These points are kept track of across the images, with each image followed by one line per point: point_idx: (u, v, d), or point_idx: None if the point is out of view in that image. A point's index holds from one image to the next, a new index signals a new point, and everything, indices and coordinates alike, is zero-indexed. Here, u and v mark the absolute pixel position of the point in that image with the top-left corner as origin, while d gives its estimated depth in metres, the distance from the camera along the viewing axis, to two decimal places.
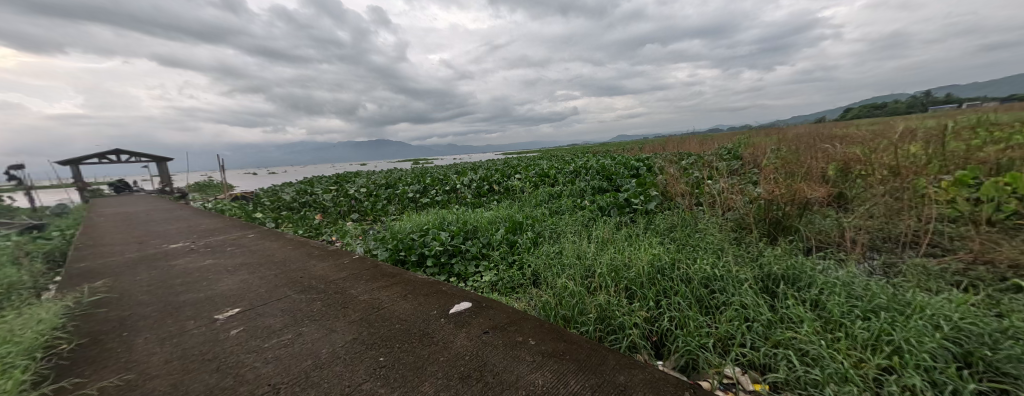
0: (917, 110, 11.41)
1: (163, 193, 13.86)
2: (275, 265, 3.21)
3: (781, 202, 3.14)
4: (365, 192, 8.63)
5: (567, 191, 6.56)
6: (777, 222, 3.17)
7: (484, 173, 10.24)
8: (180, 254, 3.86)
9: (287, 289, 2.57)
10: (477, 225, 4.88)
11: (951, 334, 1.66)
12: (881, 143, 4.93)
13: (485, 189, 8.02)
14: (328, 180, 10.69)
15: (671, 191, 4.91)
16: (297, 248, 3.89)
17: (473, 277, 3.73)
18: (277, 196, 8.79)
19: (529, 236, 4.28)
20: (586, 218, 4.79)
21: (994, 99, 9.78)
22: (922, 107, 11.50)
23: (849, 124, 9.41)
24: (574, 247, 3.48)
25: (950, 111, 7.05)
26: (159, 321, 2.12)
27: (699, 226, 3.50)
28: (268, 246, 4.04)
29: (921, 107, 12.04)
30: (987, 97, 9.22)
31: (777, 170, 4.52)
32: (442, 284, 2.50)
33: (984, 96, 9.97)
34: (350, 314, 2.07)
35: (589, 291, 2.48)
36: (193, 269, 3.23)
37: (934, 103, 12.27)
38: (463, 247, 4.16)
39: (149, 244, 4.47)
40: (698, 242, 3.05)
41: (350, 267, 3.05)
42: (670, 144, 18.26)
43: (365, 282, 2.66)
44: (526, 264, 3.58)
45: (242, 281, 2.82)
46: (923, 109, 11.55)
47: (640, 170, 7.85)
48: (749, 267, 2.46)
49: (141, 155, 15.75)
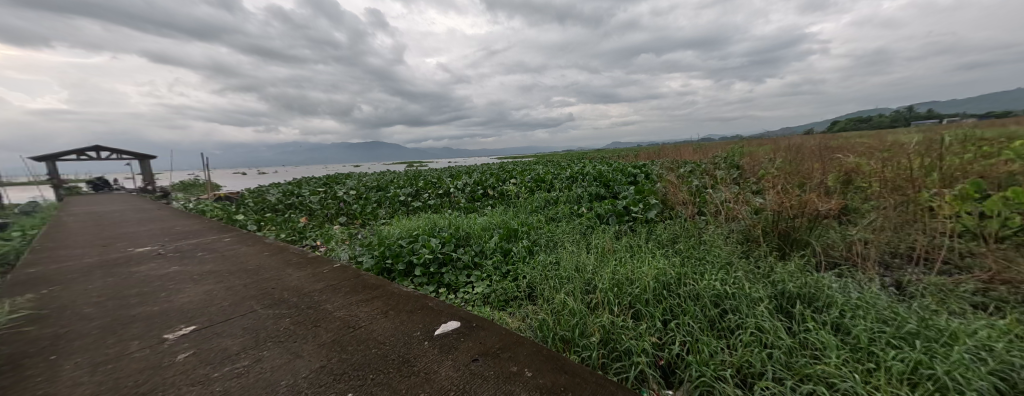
0: (901, 124, 11.60)
1: (144, 192, 13.40)
2: (246, 274, 2.95)
3: (791, 213, 2.95)
4: (355, 194, 8.34)
5: (563, 198, 6.36)
6: (786, 235, 3.00)
7: (478, 177, 10.02)
8: (145, 260, 3.57)
9: (254, 303, 2.30)
10: (469, 232, 4.65)
11: (1001, 368, 1.45)
12: (884, 155, 4.82)
13: (479, 194, 7.80)
14: (318, 181, 10.38)
15: (671, 200, 4.75)
16: (274, 254, 3.62)
17: (464, 288, 3.49)
18: (263, 197, 8.45)
19: (525, 244, 4.07)
20: (584, 226, 4.60)
21: (982, 114, 9.90)
22: (913, 120, 11.60)
23: (843, 135, 9.44)
24: (572, 257, 3.27)
25: (945, 124, 7.04)
26: (98, 341, 1.86)
27: (704, 237, 3.31)
28: (242, 252, 3.75)
29: (904, 121, 12.28)
30: (967, 114, 9.40)
31: (780, 180, 4.38)
32: (428, 298, 2.26)
33: (964, 112, 10.18)
34: (321, 335, 1.82)
35: (590, 309, 2.26)
36: (154, 277, 2.95)
37: (916, 118, 12.51)
38: (454, 256, 3.92)
39: (114, 247, 4.17)
40: (704, 254, 2.85)
41: (329, 278, 2.79)
42: (663, 152, 18.32)
43: (343, 296, 2.41)
44: (521, 275, 3.35)
45: (206, 292, 2.56)
46: (906, 123, 11.76)
47: (638, 177, 7.72)
48: (763, 284, 2.26)
49: (123, 153, 15.27)
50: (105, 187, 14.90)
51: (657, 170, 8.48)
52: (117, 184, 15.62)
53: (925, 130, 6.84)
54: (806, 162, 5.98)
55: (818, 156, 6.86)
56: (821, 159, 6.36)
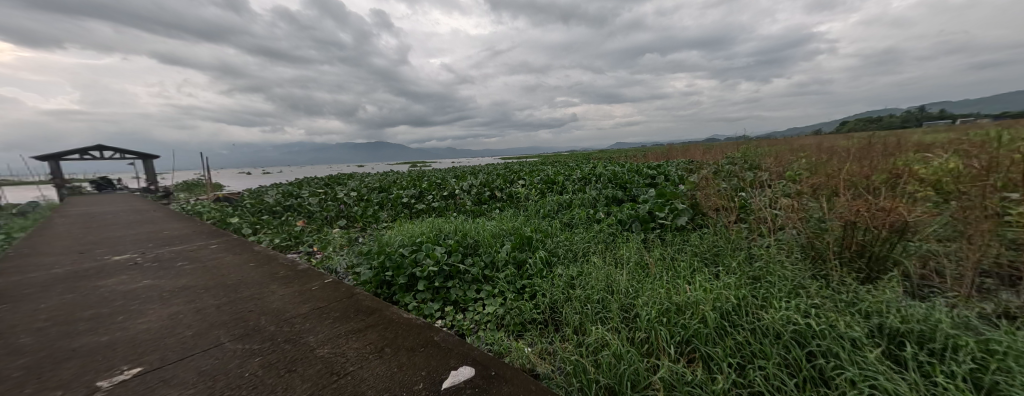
0: (915, 124, 11.17)
1: (145, 192, 13.21)
2: (224, 291, 2.54)
3: (870, 224, 2.59)
4: (356, 195, 7.94)
5: (578, 201, 5.91)
6: (860, 250, 2.69)
7: (486, 178, 9.60)
8: (118, 270, 3.19)
9: (223, 332, 1.90)
10: (478, 239, 4.23)
11: None
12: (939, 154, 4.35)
13: (486, 196, 7.37)
14: (319, 181, 10.03)
15: (703, 206, 4.32)
16: (261, 265, 3.20)
17: (473, 306, 3.10)
18: (261, 198, 8.12)
19: (541, 255, 3.63)
20: (607, 234, 4.18)
21: (1003, 112, 9.52)
22: (929, 114, 11.14)
23: (863, 133, 8.99)
24: (604, 275, 2.93)
25: (975, 122, 6.67)
26: (15, 389, 1.44)
27: (759, 255, 2.96)
28: (227, 262, 3.34)
29: (918, 120, 11.81)
30: (992, 113, 8.92)
31: (829, 186, 3.93)
32: (434, 331, 1.90)
33: (983, 112, 9.74)
34: (296, 387, 1.40)
35: (644, 352, 1.98)
36: (117, 294, 2.54)
37: (930, 116, 12.04)
38: (462, 268, 3.51)
39: (91, 254, 3.81)
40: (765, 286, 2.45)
41: (319, 297, 2.39)
42: (670, 153, 17.88)
43: (331, 323, 2.00)
44: (539, 294, 3.01)
45: (173, 315, 2.15)
46: (920, 122, 11.32)
47: (655, 179, 7.24)
48: (854, 318, 2.02)
49: (126, 152, 15.10)
50: (109, 187, 14.77)
51: (674, 172, 7.98)
52: (120, 185, 15.40)
53: (957, 126, 6.45)
54: (842, 166, 5.52)
55: (850, 155, 6.35)
56: (856, 161, 5.88)
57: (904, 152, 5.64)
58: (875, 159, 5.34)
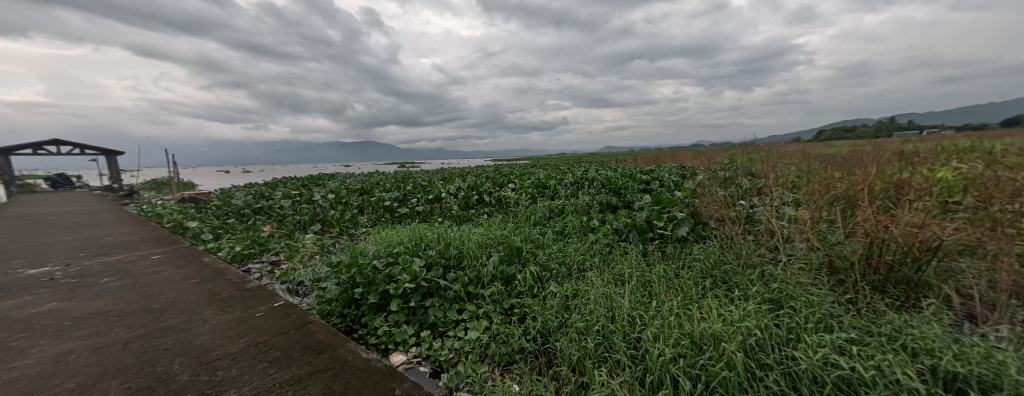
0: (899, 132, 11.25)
1: (105, 190, 12.26)
2: (145, 319, 2.07)
3: (902, 243, 2.30)
4: (334, 197, 7.42)
5: (571, 207, 5.56)
6: (887, 270, 2.40)
7: (474, 180, 9.18)
8: (24, 287, 2.64)
9: (115, 384, 1.45)
10: (463, 249, 3.83)
11: None
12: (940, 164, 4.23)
13: (473, 200, 6.97)
14: (296, 182, 9.45)
15: (705, 215, 4.03)
16: (203, 282, 2.71)
17: (454, 330, 2.71)
18: (229, 199, 7.50)
19: (532, 270, 3.26)
20: (603, 246, 3.83)
21: (971, 123, 9.88)
22: (903, 122, 11.43)
23: (845, 140, 9.08)
24: (604, 298, 2.58)
25: (951, 131, 6.78)
26: None
27: (774, 274, 2.66)
28: (164, 278, 2.83)
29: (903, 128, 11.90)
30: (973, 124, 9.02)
31: (836, 197, 3.68)
32: (397, 382, 1.51)
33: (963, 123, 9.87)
34: None
35: None
36: (4, 324, 2.02)
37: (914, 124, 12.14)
38: (442, 284, 3.11)
39: (3, 266, 3.22)
40: (790, 315, 2.13)
41: (261, 328, 1.95)
42: (661, 157, 17.75)
43: (265, 369, 1.57)
44: (529, 317, 2.64)
45: (61, 355, 1.67)
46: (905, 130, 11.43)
47: (650, 184, 6.95)
48: (898, 355, 1.74)
49: (87, 147, 14.06)
50: (66, 185, 13.71)
51: (669, 177, 7.72)
52: (78, 183, 14.30)
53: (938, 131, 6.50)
54: (837, 174, 5.38)
55: (847, 163, 6.19)
56: (853, 169, 5.73)
57: (896, 159, 5.56)
58: (875, 167, 5.15)
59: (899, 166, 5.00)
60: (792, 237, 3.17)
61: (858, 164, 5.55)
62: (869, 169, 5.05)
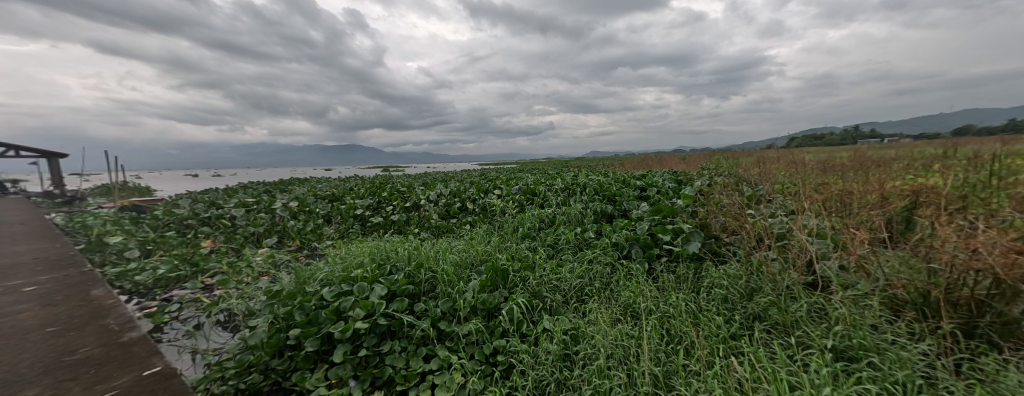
0: None
1: (44, 197, 11.03)
2: None
3: (1007, 278, 1.68)
4: (298, 204, 6.58)
5: (563, 217, 4.94)
6: (977, 309, 1.80)
7: (457, 186, 8.52)
8: None
9: None
10: (436, 272, 3.14)
11: None
12: (958, 170, 3.88)
13: (455, 208, 6.30)
14: (259, 189, 8.55)
15: (716, 229, 3.47)
16: (62, 332, 1.94)
17: (415, 390, 2.02)
18: (175, 208, 6.56)
19: (520, 300, 2.60)
20: (605, 266, 3.22)
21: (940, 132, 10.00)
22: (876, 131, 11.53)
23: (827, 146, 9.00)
24: (613, 349, 1.95)
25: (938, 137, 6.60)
26: None
27: (826, 310, 2.09)
28: (9, 325, 2.04)
29: None
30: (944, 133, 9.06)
31: (864, 208, 3.18)
32: None
33: None
34: None
35: None
36: None
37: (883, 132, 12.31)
38: (404, 320, 2.42)
39: None
40: (874, 375, 1.54)
41: None
42: (644, 163, 17.69)
43: None
44: (517, 372, 2.00)
45: None
46: None
47: (644, 191, 6.45)
48: None
49: (28, 149, 12.72)
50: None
51: (664, 183, 7.25)
52: (14, 190, 12.80)
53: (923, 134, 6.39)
54: (837, 181, 5.04)
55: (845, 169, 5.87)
56: (851, 174, 5.39)
57: (898, 165, 5.27)
58: (877, 175, 4.81)
59: (898, 173, 4.71)
60: (830, 256, 2.61)
61: (855, 173, 5.22)
62: (868, 178, 4.71)
